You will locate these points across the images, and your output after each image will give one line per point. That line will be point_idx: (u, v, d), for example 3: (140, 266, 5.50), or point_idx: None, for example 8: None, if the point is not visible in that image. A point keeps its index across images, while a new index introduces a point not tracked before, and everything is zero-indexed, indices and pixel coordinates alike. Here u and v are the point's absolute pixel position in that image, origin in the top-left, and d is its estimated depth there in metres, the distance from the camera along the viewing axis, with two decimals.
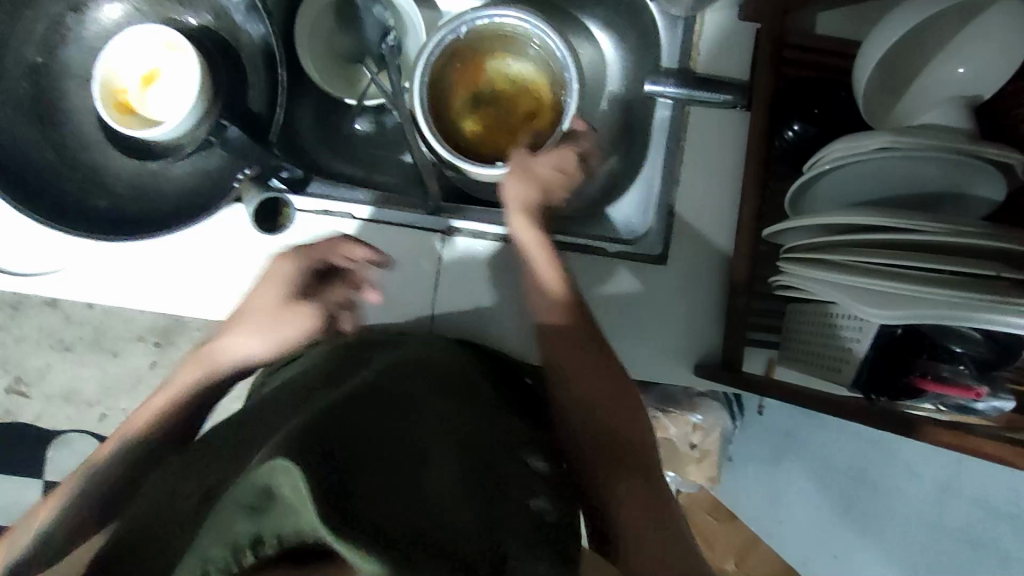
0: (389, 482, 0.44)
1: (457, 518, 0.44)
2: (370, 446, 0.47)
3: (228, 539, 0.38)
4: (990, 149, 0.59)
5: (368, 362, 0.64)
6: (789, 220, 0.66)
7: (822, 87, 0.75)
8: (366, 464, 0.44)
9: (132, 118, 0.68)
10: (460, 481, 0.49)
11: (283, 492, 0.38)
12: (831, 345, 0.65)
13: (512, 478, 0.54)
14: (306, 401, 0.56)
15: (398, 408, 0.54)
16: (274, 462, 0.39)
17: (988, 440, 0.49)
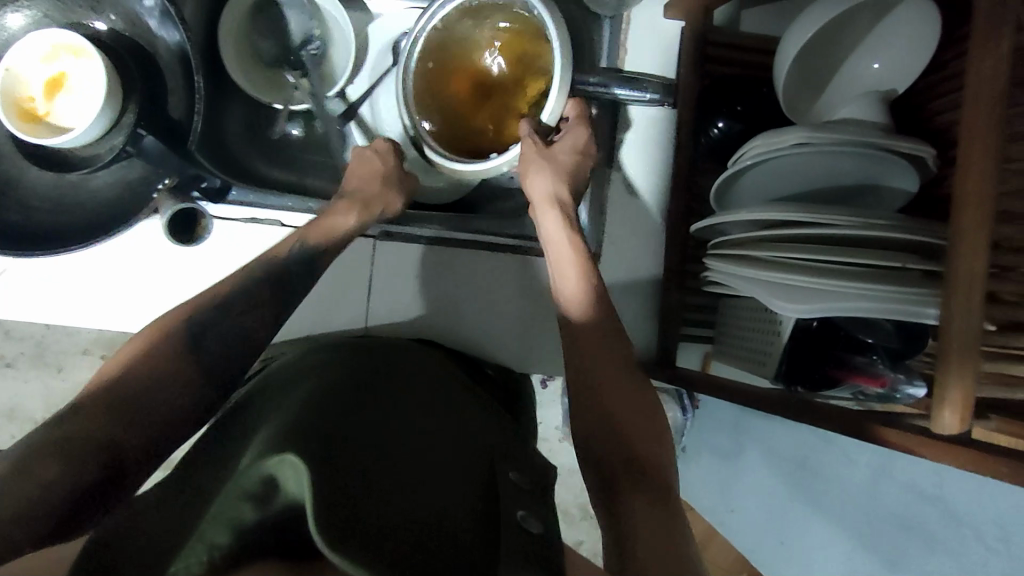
0: (384, 492, 0.46)
1: (450, 518, 0.46)
2: (345, 453, 0.48)
3: (231, 517, 0.43)
4: (902, 143, 0.60)
5: (374, 374, 0.64)
6: (715, 215, 0.67)
7: (745, 86, 0.77)
8: (375, 480, 0.47)
9: (40, 127, 0.68)
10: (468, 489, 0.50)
11: (285, 479, 0.44)
12: (759, 340, 0.67)
13: (513, 490, 0.52)
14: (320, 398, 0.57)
15: (396, 419, 0.56)
16: (274, 454, 0.45)
17: (895, 428, 0.51)
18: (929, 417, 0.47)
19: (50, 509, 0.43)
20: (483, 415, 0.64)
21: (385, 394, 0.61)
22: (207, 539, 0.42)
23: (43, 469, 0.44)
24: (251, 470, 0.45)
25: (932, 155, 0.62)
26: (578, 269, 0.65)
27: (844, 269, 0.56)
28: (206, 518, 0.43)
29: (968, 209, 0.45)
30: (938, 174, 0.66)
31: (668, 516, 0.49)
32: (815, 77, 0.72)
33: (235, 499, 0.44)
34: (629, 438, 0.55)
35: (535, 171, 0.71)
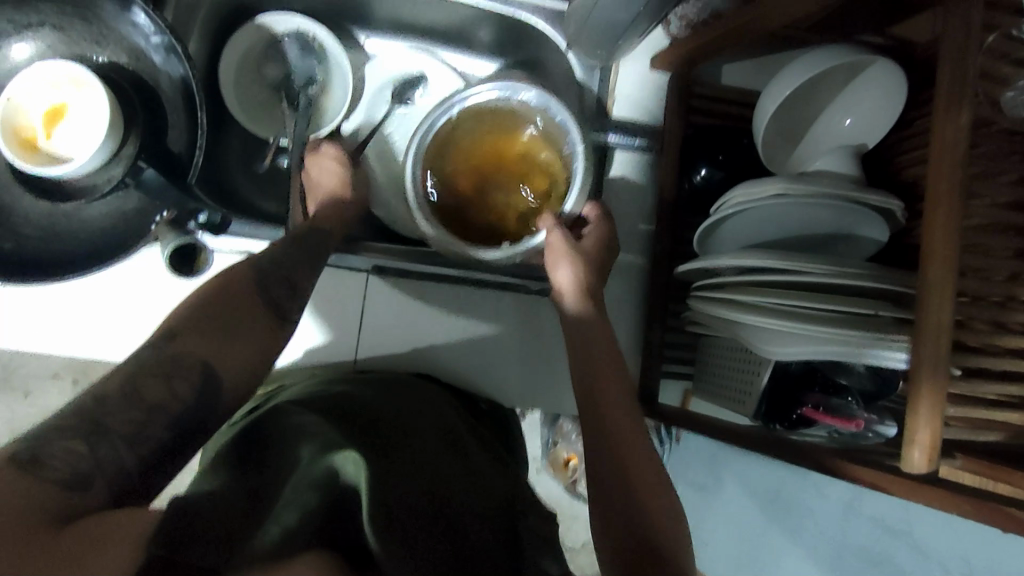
0: (420, 513, 0.51)
1: (473, 538, 0.52)
2: (388, 472, 0.53)
3: (301, 503, 0.48)
4: (871, 196, 0.65)
5: (383, 403, 0.68)
6: (697, 259, 0.71)
7: (727, 136, 0.81)
8: (417, 511, 0.51)
9: (39, 156, 0.68)
10: (492, 528, 0.55)
11: (345, 471, 0.53)
12: (737, 380, 0.70)
13: (526, 534, 0.57)
14: (347, 420, 0.60)
15: (416, 445, 0.60)
16: (338, 451, 0.54)
17: (865, 465, 0.54)
18: (901, 455, 0.50)
19: (159, 430, 0.47)
20: (483, 451, 0.68)
21: (402, 421, 0.64)
22: (281, 521, 0.46)
23: (150, 390, 0.48)
24: (317, 463, 0.53)
25: (900, 208, 0.66)
26: (586, 304, 0.69)
27: (822, 315, 0.60)
28: (279, 503, 0.48)
29: (935, 263, 0.48)
30: (905, 225, 0.70)
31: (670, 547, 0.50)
32: (791, 130, 0.77)
33: (307, 486, 0.50)
34: (630, 468, 0.55)
35: (563, 260, 0.70)
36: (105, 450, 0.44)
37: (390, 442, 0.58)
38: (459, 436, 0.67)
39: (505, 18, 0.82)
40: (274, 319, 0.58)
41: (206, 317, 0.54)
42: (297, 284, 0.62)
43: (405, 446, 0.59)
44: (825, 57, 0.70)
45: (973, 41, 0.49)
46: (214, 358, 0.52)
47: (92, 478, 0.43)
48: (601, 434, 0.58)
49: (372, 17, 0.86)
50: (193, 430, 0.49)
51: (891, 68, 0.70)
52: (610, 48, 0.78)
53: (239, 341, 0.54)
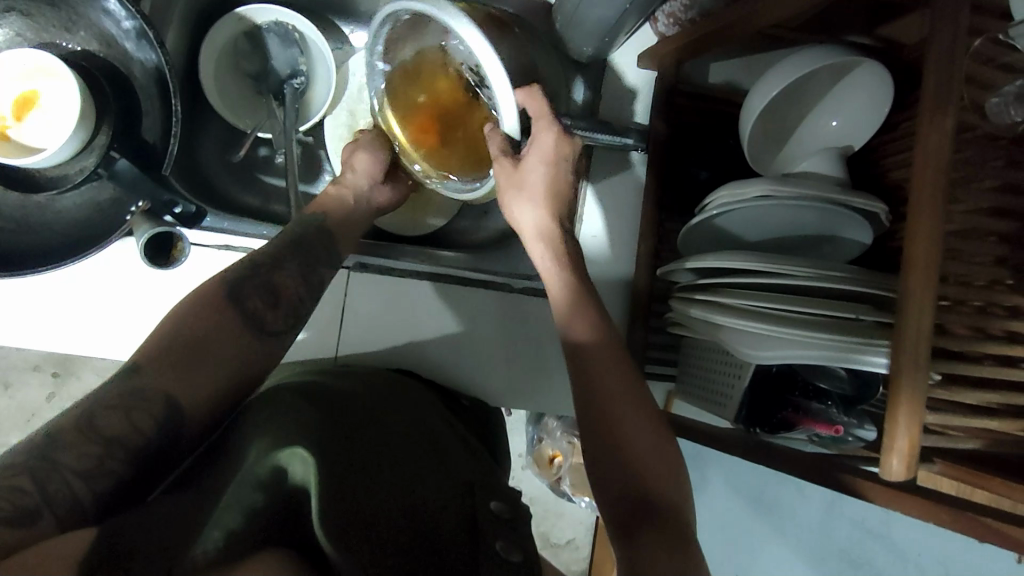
0: (373, 501, 0.50)
1: (436, 529, 0.51)
2: (335, 463, 0.52)
3: (246, 503, 0.47)
4: (856, 198, 0.64)
5: (357, 399, 0.66)
6: (679, 261, 0.70)
7: (713, 136, 0.82)
8: (373, 505, 0.50)
9: (8, 145, 0.67)
10: (454, 517, 0.53)
11: (295, 473, 0.52)
12: (720, 384, 0.69)
13: (490, 523, 0.53)
14: (320, 412, 0.59)
15: (377, 443, 0.59)
16: (286, 448, 0.52)
17: (848, 473, 0.54)
18: (879, 462, 0.50)
19: (116, 464, 0.47)
20: (458, 444, 0.66)
21: (370, 419, 0.62)
22: (223, 523, 0.44)
23: (108, 425, 0.48)
24: (265, 459, 0.51)
25: (885, 210, 0.66)
26: (567, 279, 0.64)
27: (799, 318, 0.59)
28: (219, 506, 0.46)
29: (915, 272, 0.48)
30: (889, 227, 0.70)
31: (654, 516, 0.49)
32: (779, 132, 0.76)
33: (252, 486, 0.49)
34: (616, 441, 0.54)
35: (518, 201, 0.68)
36: (54, 485, 0.43)
37: (351, 435, 0.57)
38: (435, 436, 0.65)
39: (490, 11, 0.81)
40: (222, 381, 0.55)
41: (127, 382, 0.51)
42: (258, 318, 0.60)
43: (363, 437, 0.58)
44: (815, 56, 0.69)
45: (957, 41, 0.48)
46: (178, 392, 0.52)
47: (39, 512, 0.41)
48: (585, 416, 0.56)
49: (356, 8, 0.85)
50: (155, 461, 0.49)
51: (874, 70, 0.69)
52: (598, 45, 0.77)
53: (172, 388, 0.52)
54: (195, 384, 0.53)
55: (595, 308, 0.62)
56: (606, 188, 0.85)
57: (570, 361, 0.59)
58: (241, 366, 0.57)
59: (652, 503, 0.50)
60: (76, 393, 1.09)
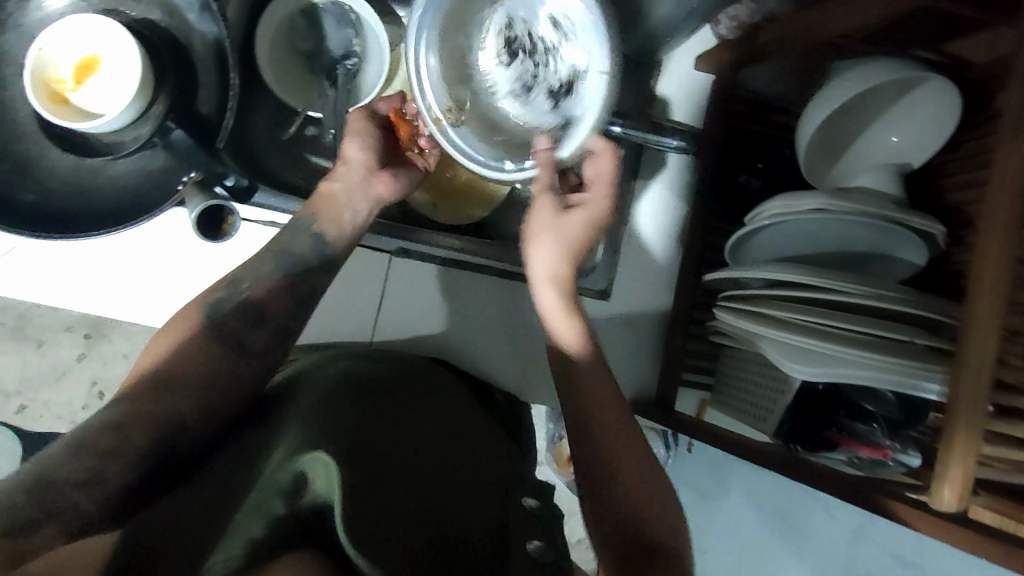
0: (397, 501, 0.50)
1: (466, 532, 0.51)
2: (361, 466, 0.51)
3: (267, 512, 0.48)
4: (916, 218, 0.62)
5: (392, 390, 0.66)
6: (726, 269, 0.69)
7: (768, 144, 0.80)
8: (395, 509, 0.49)
9: (66, 109, 0.68)
10: (485, 518, 0.53)
11: (315, 480, 0.51)
12: (758, 398, 0.69)
13: (519, 521, 0.54)
14: (352, 404, 0.59)
15: (410, 441, 0.58)
16: (307, 453, 0.51)
17: (892, 500, 0.53)
18: (930, 491, 0.49)
19: (120, 468, 0.45)
20: (491, 436, 0.67)
21: (401, 414, 0.62)
22: (243, 532, 0.46)
23: (99, 441, 0.46)
24: (286, 465, 0.50)
25: (944, 233, 0.64)
26: (575, 321, 0.63)
27: (848, 337, 0.58)
28: (239, 513, 0.47)
29: (982, 300, 0.46)
30: (945, 250, 0.68)
31: (664, 556, 0.50)
32: (835, 145, 0.74)
33: (273, 496, 0.49)
34: (621, 474, 0.54)
35: (544, 237, 0.66)
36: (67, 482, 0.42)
37: (365, 425, 0.57)
38: (464, 423, 0.67)
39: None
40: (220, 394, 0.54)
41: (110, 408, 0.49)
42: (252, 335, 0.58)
43: (378, 428, 0.57)
44: (882, 69, 0.67)
45: None
46: (167, 420, 0.49)
47: (42, 521, 0.40)
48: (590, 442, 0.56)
49: None
50: (162, 470, 0.48)
51: (940, 86, 0.67)
52: (658, 45, 0.76)
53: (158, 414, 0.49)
54: (177, 411, 0.50)
55: (590, 331, 0.64)
56: (644, 202, 0.87)
57: (563, 384, 0.62)
58: (232, 393, 0.55)
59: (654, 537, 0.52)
60: (107, 356, 1.03)
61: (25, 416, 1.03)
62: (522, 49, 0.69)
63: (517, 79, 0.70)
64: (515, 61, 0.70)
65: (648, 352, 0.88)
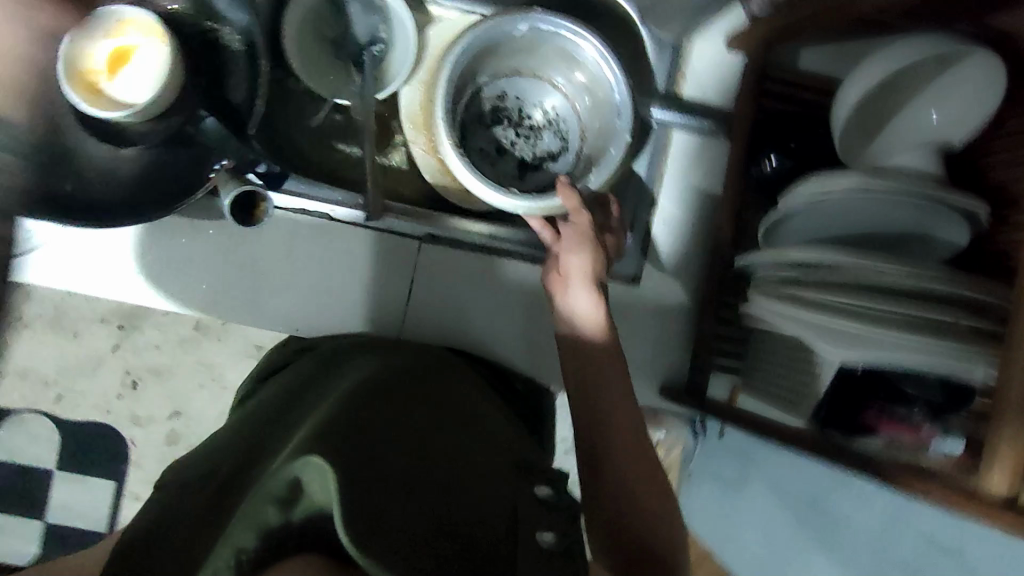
0: (398, 492, 0.40)
1: (477, 523, 0.41)
2: (354, 462, 0.41)
3: (256, 522, 0.36)
4: (956, 197, 0.62)
5: (387, 386, 0.58)
6: (760, 253, 0.68)
7: (801, 124, 0.79)
8: (393, 490, 0.41)
9: (101, 99, 0.68)
10: (490, 515, 0.43)
11: (310, 486, 0.40)
12: (792, 381, 0.68)
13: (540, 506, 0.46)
14: (352, 404, 0.52)
15: (406, 437, 0.49)
16: (299, 458, 0.40)
17: (937, 482, 0.51)
18: (977, 474, 0.47)
19: None
20: (499, 429, 0.60)
21: (395, 410, 0.53)
22: (231, 543, 0.35)
23: None
24: (276, 474, 0.39)
25: (987, 210, 0.62)
26: (591, 321, 0.64)
27: (890, 318, 0.57)
28: (229, 521, 0.36)
29: None
30: (988, 230, 0.66)
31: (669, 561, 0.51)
32: (871, 124, 0.73)
33: (264, 503, 0.37)
34: (632, 475, 0.56)
35: (576, 248, 0.67)
36: None
37: (365, 421, 0.48)
38: (472, 420, 0.59)
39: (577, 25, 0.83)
40: None
41: None
42: None
43: (376, 426, 0.49)
44: (915, 45, 0.68)
45: None
46: None
47: None
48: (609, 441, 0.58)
49: None
50: None
51: (983, 60, 0.65)
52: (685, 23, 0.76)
53: None
54: None
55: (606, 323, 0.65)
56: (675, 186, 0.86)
57: (575, 373, 0.63)
58: None
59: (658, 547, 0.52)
60: (140, 348, 0.95)
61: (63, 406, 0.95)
62: (507, 119, 0.84)
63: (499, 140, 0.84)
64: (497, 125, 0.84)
65: (678, 339, 0.87)
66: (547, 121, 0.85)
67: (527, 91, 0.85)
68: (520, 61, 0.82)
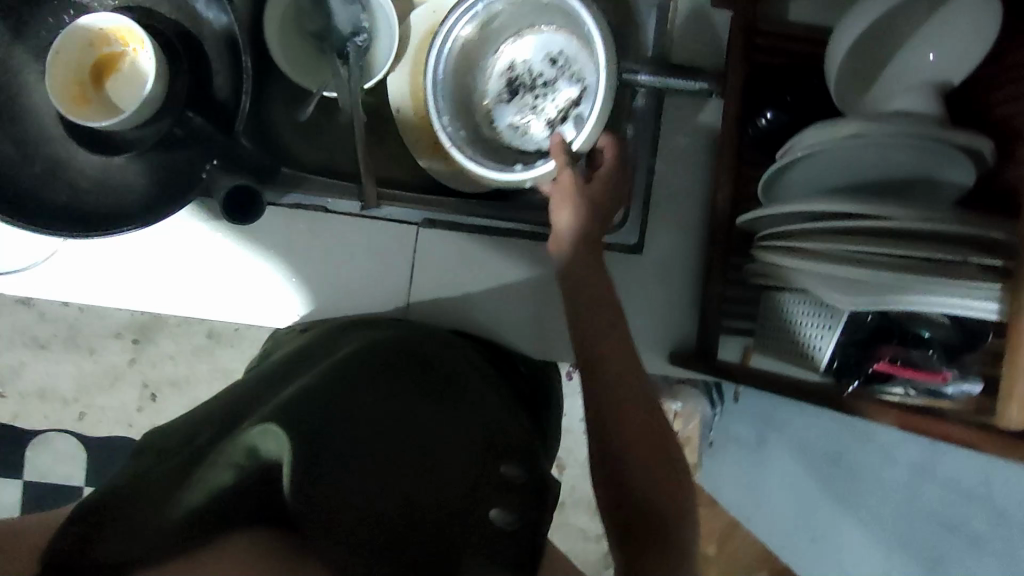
0: (360, 474, 0.48)
1: (430, 501, 0.50)
2: (319, 440, 0.48)
3: (213, 483, 0.44)
4: (959, 135, 0.60)
5: (379, 351, 0.66)
6: (762, 208, 0.67)
7: (796, 75, 0.77)
8: (359, 467, 0.49)
9: (89, 108, 0.70)
10: (444, 491, 0.51)
11: (268, 449, 0.47)
12: (803, 333, 0.67)
13: (489, 484, 0.54)
14: (341, 376, 0.59)
15: (393, 408, 0.57)
16: (260, 425, 0.48)
17: (955, 423, 0.50)
18: (994, 410, 0.46)
19: None
20: (489, 392, 0.67)
21: (383, 379, 0.61)
22: (185, 504, 0.43)
23: None
24: (238, 443, 0.47)
25: (990, 148, 0.60)
26: (590, 261, 0.66)
27: (889, 262, 0.56)
28: (189, 486, 0.45)
29: None
30: (993, 167, 0.64)
31: (668, 527, 0.52)
32: (867, 69, 0.71)
33: (222, 467, 0.46)
34: (634, 442, 0.55)
35: (563, 203, 0.69)
36: None
37: (345, 398, 0.56)
38: (453, 382, 0.66)
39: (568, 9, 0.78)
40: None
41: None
42: None
43: (362, 397, 0.57)
44: None
45: None
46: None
47: None
48: (620, 409, 0.56)
49: None
50: None
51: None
52: None
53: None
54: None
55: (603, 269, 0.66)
56: (671, 150, 0.85)
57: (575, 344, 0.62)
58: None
59: (655, 515, 0.52)
60: (155, 359, 1.05)
61: (113, 408, 1.05)
62: (523, 86, 0.83)
63: (518, 112, 0.83)
64: (516, 97, 0.83)
65: (687, 305, 0.86)
66: (557, 68, 0.82)
67: (531, 48, 0.82)
68: (510, 27, 0.81)
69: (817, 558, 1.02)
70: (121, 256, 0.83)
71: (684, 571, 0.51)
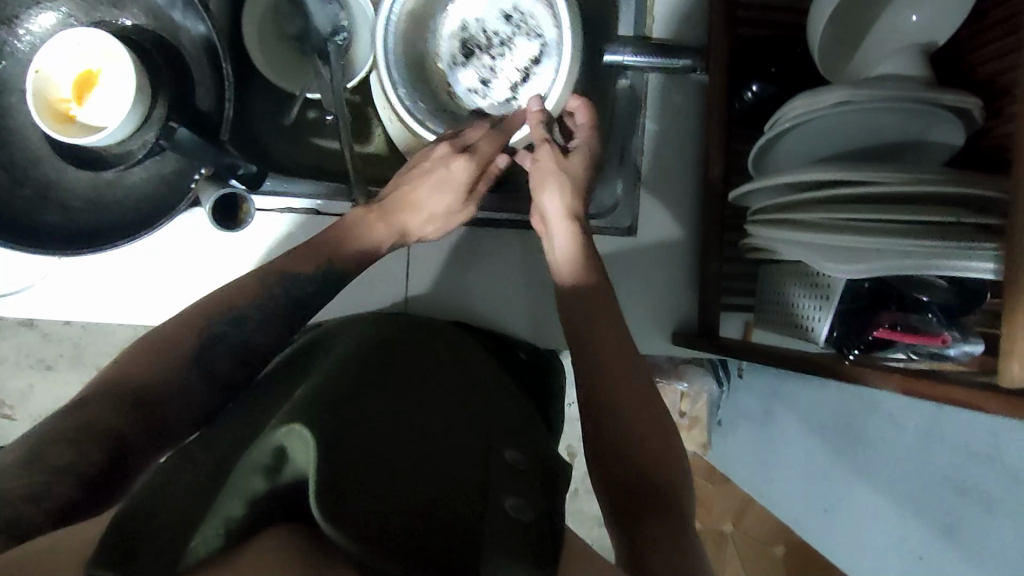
0: (379, 474, 0.44)
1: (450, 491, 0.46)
2: (337, 434, 0.45)
3: (248, 489, 0.39)
4: (947, 95, 0.59)
5: (380, 349, 0.65)
6: (753, 182, 0.67)
7: (779, 46, 0.77)
8: (376, 465, 0.45)
9: (72, 127, 0.68)
10: (456, 479, 0.48)
11: (295, 454, 0.42)
12: (801, 305, 0.67)
13: (500, 472, 0.51)
14: (342, 373, 0.58)
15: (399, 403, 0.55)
16: (284, 425, 0.43)
17: (957, 384, 0.49)
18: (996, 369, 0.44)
19: None
20: (487, 385, 0.66)
21: (385, 376, 0.60)
22: (222, 513, 0.38)
23: None
24: (263, 444, 0.42)
25: (979, 107, 0.60)
26: (578, 243, 0.67)
27: (881, 228, 0.56)
28: (221, 492, 0.39)
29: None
30: (984, 125, 0.64)
31: (673, 501, 0.53)
32: (852, 33, 0.70)
33: (256, 473, 0.40)
34: (635, 426, 0.56)
35: (548, 185, 0.69)
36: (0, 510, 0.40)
37: (349, 394, 0.54)
38: (453, 376, 0.65)
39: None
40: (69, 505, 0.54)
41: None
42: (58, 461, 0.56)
43: (373, 397, 0.55)
44: None
45: None
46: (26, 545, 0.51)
47: None
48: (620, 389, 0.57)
49: None
50: None
51: None
52: None
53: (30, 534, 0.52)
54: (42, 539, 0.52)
55: (591, 251, 0.68)
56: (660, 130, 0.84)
57: (571, 329, 0.63)
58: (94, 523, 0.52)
59: (659, 493, 0.53)
60: None
61: None
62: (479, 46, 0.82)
63: (476, 75, 0.82)
64: (472, 58, 0.82)
65: (686, 285, 0.86)
66: (513, 25, 0.81)
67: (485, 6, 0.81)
68: None
69: (831, 530, 1.01)
70: (115, 271, 0.83)
71: (698, 545, 0.50)
